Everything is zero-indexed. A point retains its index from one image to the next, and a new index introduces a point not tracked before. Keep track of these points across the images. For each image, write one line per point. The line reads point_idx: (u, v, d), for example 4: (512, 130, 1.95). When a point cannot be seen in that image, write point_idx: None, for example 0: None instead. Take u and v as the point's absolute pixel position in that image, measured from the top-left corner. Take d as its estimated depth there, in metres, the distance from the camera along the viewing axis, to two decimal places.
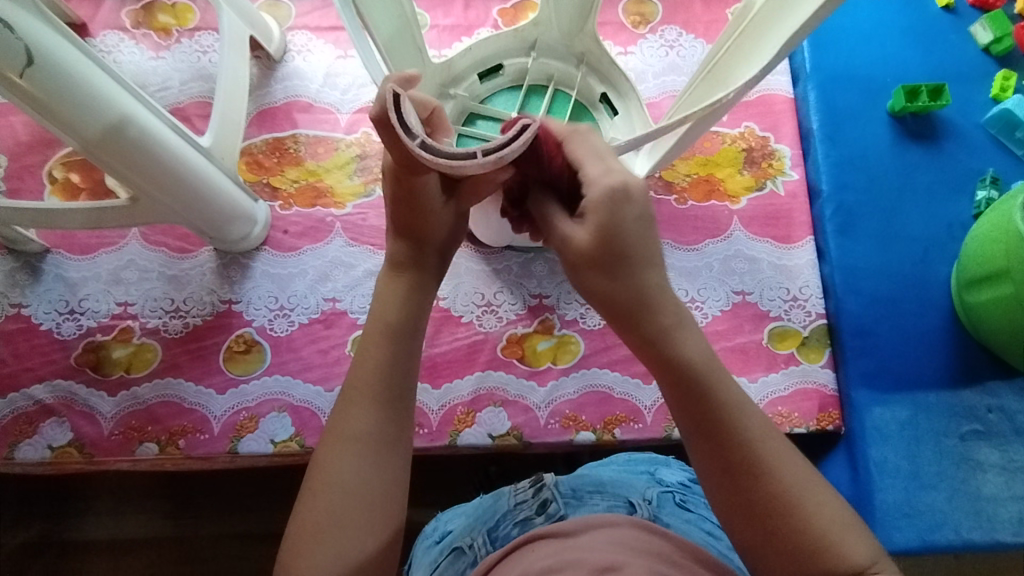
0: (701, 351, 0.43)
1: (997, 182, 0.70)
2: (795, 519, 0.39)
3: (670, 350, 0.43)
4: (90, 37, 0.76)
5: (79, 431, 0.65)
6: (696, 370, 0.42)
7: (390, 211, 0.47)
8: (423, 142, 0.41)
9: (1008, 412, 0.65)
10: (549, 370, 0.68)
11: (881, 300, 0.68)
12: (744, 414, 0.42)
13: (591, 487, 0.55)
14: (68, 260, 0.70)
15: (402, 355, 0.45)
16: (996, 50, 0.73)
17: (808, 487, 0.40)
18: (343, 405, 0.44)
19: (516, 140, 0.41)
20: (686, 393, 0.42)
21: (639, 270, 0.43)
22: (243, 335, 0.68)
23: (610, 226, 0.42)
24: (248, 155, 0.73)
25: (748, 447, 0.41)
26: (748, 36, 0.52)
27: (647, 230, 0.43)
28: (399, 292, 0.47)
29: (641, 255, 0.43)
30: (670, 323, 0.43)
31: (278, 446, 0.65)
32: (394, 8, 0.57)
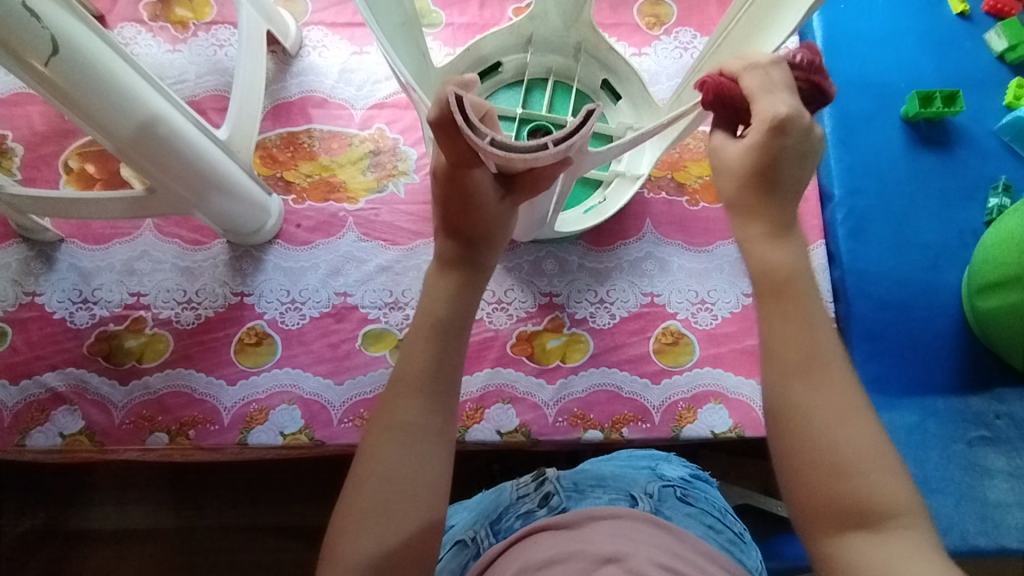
0: (792, 262, 0.44)
1: (1009, 190, 0.70)
2: (833, 435, 0.39)
3: (770, 252, 0.44)
4: (108, 28, 0.77)
5: (90, 420, 0.65)
6: (783, 275, 0.43)
7: (442, 210, 0.50)
8: (492, 140, 0.41)
9: (1016, 419, 0.65)
10: (559, 368, 0.68)
11: (891, 305, 0.68)
12: (817, 326, 0.42)
13: (592, 481, 0.55)
14: (82, 251, 0.70)
15: (448, 350, 0.46)
16: (1011, 58, 0.73)
17: (857, 413, 0.39)
18: (394, 391, 0.44)
19: (586, 125, 0.41)
20: (774, 290, 0.43)
21: (781, 194, 0.45)
22: (254, 327, 0.68)
23: (767, 149, 0.43)
24: (263, 148, 0.73)
25: (809, 353, 0.41)
26: (760, 7, 0.51)
27: (799, 162, 0.45)
28: (448, 289, 0.48)
29: (789, 182, 0.45)
30: (765, 233, 0.45)
31: (287, 438, 0.65)
32: (396, 7, 0.57)
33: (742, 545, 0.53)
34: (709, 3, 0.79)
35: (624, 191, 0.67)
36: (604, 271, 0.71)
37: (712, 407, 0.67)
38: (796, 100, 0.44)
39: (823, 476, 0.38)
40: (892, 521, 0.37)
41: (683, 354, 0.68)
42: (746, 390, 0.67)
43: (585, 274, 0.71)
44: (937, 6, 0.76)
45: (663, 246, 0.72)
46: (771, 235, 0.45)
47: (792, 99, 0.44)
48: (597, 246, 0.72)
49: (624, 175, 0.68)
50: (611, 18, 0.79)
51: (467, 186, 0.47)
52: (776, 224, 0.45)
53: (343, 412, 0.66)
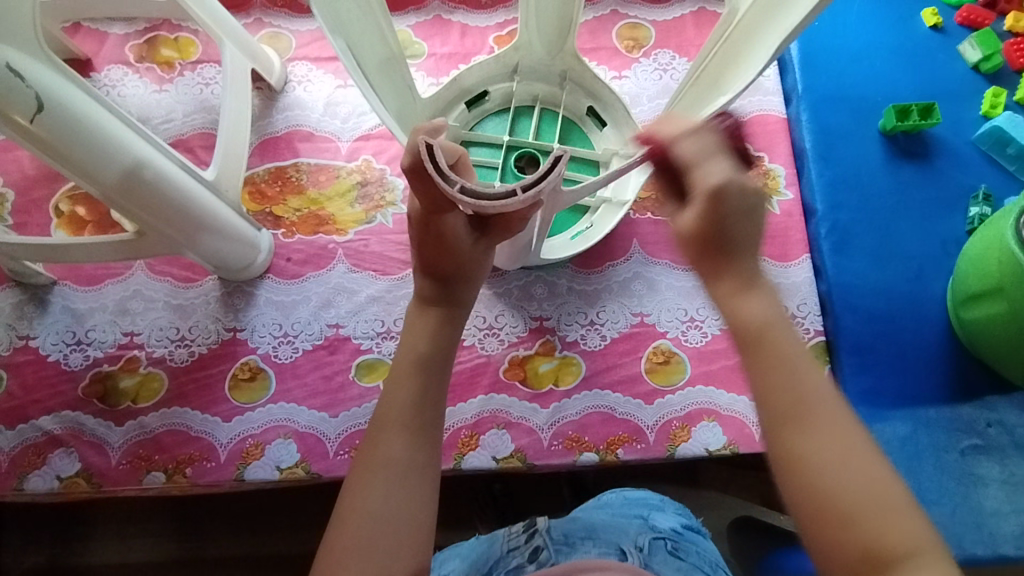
0: (770, 312, 0.41)
1: (989, 198, 0.71)
2: (836, 494, 0.36)
3: (741, 305, 0.41)
4: (95, 72, 0.78)
5: (87, 462, 0.65)
6: (754, 329, 0.40)
7: (418, 250, 0.50)
8: (462, 187, 0.42)
9: (1008, 426, 0.65)
10: (552, 392, 0.69)
11: (878, 317, 0.69)
12: (803, 378, 0.39)
13: (583, 534, 0.54)
14: (75, 292, 0.71)
15: (433, 383, 0.47)
16: (986, 68, 0.74)
17: (860, 465, 0.36)
18: (379, 426, 0.45)
19: (551, 173, 0.42)
20: (747, 342, 0.40)
21: (739, 253, 0.43)
22: (247, 362, 0.69)
23: (717, 217, 0.42)
24: (252, 184, 0.74)
25: (791, 409, 0.38)
26: (736, 41, 0.53)
27: (749, 218, 0.43)
28: (434, 322, 0.48)
29: (744, 241, 0.43)
30: (734, 285, 0.42)
31: (284, 472, 0.65)
32: (380, 43, 0.57)
33: None
34: (686, 24, 0.80)
35: (610, 218, 0.69)
36: (592, 293, 0.72)
37: (706, 425, 0.67)
38: (733, 160, 0.44)
39: (829, 528, 0.36)
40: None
41: (675, 373, 0.69)
42: (740, 407, 0.68)
43: (574, 297, 0.72)
44: (910, 19, 0.78)
45: (651, 266, 0.73)
46: (739, 289, 0.42)
47: (729, 161, 0.44)
48: (585, 267, 0.73)
49: (611, 201, 0.69)
50: (590, 42, 0.81)
51: (443, 232, 0.48)
52: (745, 278, 0.42)
53: (339, 444, 0.66)
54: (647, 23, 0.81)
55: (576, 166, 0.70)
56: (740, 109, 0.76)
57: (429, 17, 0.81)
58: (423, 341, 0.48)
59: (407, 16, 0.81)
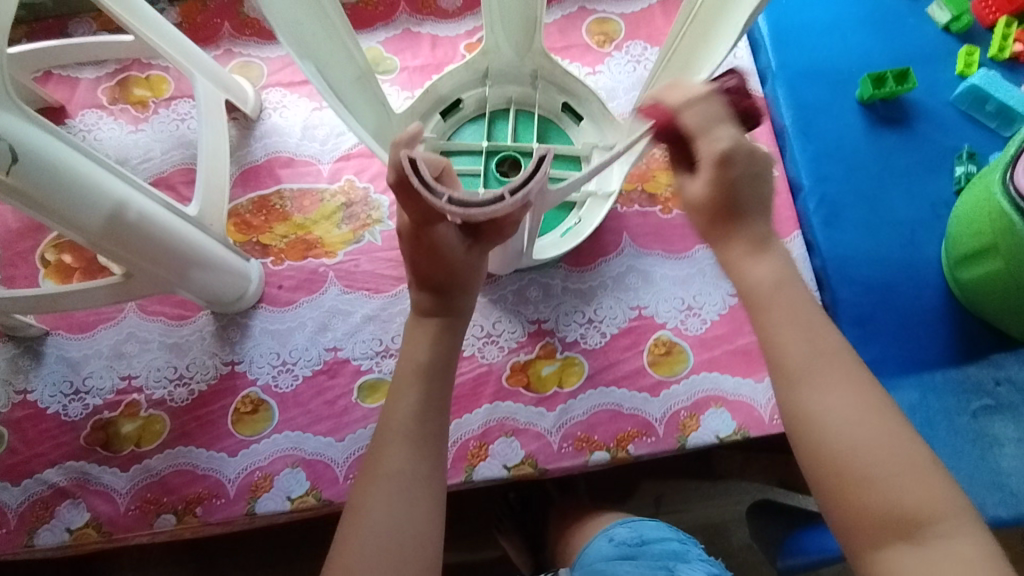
0: (773, 273, 0.42)
1: (974, 156, 0.70)
2: (855, 443, 0.37)
3: (750, 267, 0.42)
4: (69, 118, 0.78)
5: (96, 511, 0.65)
6: (766, 293, 0.41)
7: (412, 266, 0.49)
8: (449, 199, 0.42)
9: (1016, 383, 0.65)
10: (557, 395, 0.68)
11: (875, 287, 0.68)
12: (811, 334, 0.40)
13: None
14: (68, 341, 0.70)
15: (435, 393, 0.46)
16: (956, 28, 0.75)
17: (878, 421, 0.38)
18: (383, 437, 0.45)
19: (538, 174, 0.42)
20: (756, 305, 0.42)
21: (751, 215, 0.43)
22: (248, 395, 0.68)
23: (727, 182, 0.42)
24: (236, 216, 0.74)
25: (809, 370, 0.39)
26: (703, 21, 0.53)
27: (756, 183, 0.43)
28: (427, 336, 0.48)
29: (755, 203, 0.43)
30: (746, 248, 0.43)
31: (295, 502, 0.64)
32: (349, 63, 0.57)
33: None
34: (655, 14, 0.80)
35: (598, 211, 0.69)
36: (587, 291, 0.71)
37: (714, 412, 0.67)
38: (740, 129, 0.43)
39: (846, 484, 0.37)
40: (927, 523, 0.36)
41: (678, 363, 0.68)
42: (746, 391, 0.67)
43: (570, 297, 0.71)
44: None
45: (643, 257, 0.72)
46: (750, 249, 0.43)
47: (735, 129, 0.43)
48: (577, 266, 0.72)
49: (597, 194, 0.69)
50: (561, 41, 0.80)
51: (433, 244, 0.47)
52: (757, 237, 0.43)
53: (348, 468, 0.66)
54: (616, 16, 0.81)
55: (559, 164, 0.70)
56: None
57: (398, 32, 0.81)
58: (420, 351, 0.47)
59: (376, 33, 0.81)
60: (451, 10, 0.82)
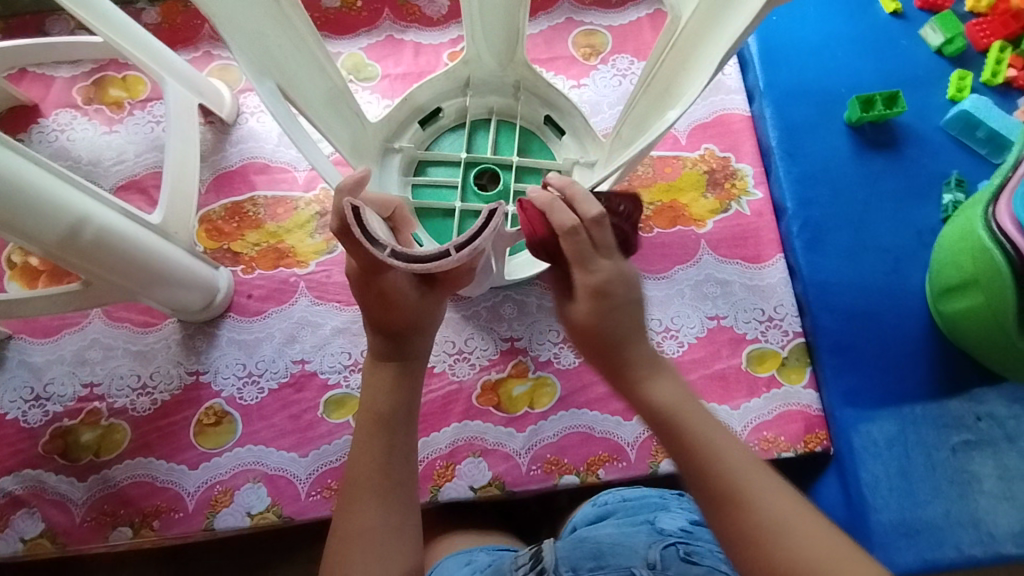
0: (672, 394, 0.43)
1: (962, 184, 0.69)
2: (788, 558, 0.36)
3: (647, 389, 0.44)
4: (42, 116, 0.76)
5: (50, 521, 0.63)
6: (668, 412, 0.43)
7: (364, 308, 0.47)
8: (393, 252, 0.41)
9: (998, 418, 0.63)
10: (527, 415, 0.66)
11: (857, 314, 0.67)
12: (727, 449, 0.40)
13: (590, 564, 0.51)
14: (32, 345, 0.68)
15: (400, 443, 0.46)
16: (949, 51, 0.73)
17: (802, 521, 0.38)
18: (352, 494, 0.44)
19: (486, 230, 0.42)
20: (664, 430, 0.42)
21: (628, 340, 0.45)
22: (212, 407, 0.66)
23: (603, 312, 0.46)
24: (208, 222, 0.72)
25: (724, 480, 0.39)
26: (682, 46, 0.52)
27: (631, 312, 0.46)
28: (386, 381, 0.47)
29: (626, 331, 0.46)
30: (641, 372, 0.45)
31: (255, 519, 0.63)
32: (320, 76, 0.56)
33: None
34: (644, 28, 0.79)
35: None
36: None
37: None
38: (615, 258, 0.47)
39: None
40: None
41: None
42: (721, 417, 0.65)
43: (545, 315, 0.70)
44: (868, 7, 0.76)
45: None
46: (638, 374, 0.44)
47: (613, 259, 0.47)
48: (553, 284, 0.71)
49: None
50: (546, 52, 0.79)
51: (384, 287, 0.45)
52: (649, 361, 0.45)
53: (311, 485, 0.64)
54: (603, 29, 0.79)
55: (536, 178, 0.68)
56: (702, 109, 0.75)
57: (381, 38, 0.79)
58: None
59: (359, 38, 0.79)
60: (436, 18, 0.80)
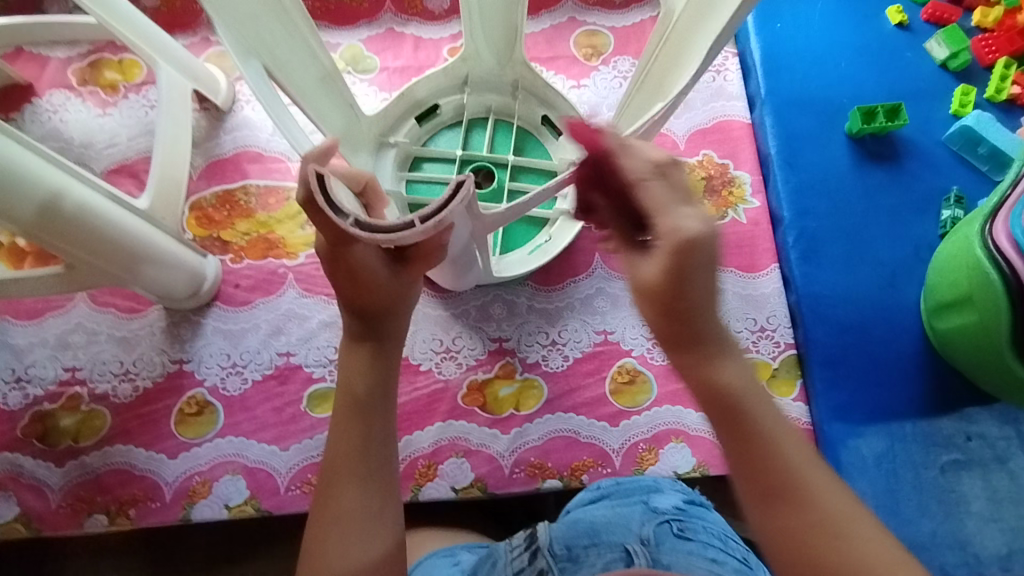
0: (741, 377, 0.41)
1: (961, 201, 0.68)
2: (837, 555, 0.37)
3: (713, 371, 0.40)
4: (36, 96, 0.75)
5: (26, 505, 0.62)
6: (733, 397, 0.40)
7: (337, 288, 0.46)
8: (356, 222, 0.40)
9: (988, 439, 0.63)
10: (513, 417, 0.66)
11: (850, 328, 0.66)
12: (783, 441, 0.39)
13: (585, 542, 0.51)
14: (14, 327, 0.68)
15: (378, 424, 0.45)
16: (953, 66, 0.72)
17: (848, 518, 0.37)
18: (332, 478, 0.44)
19: (453, 200, 0.41)
20: (724, 415, 0.40)
21: (694, 310, 0.40)
22: (194, 396, 0.66)
23: (678, 273, 0.39)
24: (198, 209, 0.71)
25: (780, 471, 0.38)
26: (675, 43, 0.51)
27: (709, 274, 0.40)
28: (362, 361, 0.46)
29: (699, 297, 0.40)
30: (709, 352, 0.41)
31: (232, 511, 0.62)
32: (312, 63, 0.55)
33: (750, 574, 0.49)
34: (647, 30, 0.78)
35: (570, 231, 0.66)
36: (554, 312, 0.69)
37: (673, 447, 0.64)
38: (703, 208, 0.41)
39: None
40: None
41: (641, 393, 0.66)
42: (708, 427, 0.65)
43: (535, 317, 0.69)
44: (874, 18, 0.75)
45: (613, 281, 0.70)
46: (707, 354, 0.41)
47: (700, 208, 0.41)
48: (545, 285, 0.70)
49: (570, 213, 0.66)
50: (547, 51, 0.78)
51: (352, 262, 0.44)
52: (718, 341, 0.41)
53: (291, 479, 0.63)
54: (606, 30, 0.78)
55: (531, 178, 0.67)
56: (703, 114, 0.74)
57: (381, 30, 0.79)
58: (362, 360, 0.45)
59: (359, 30, 0.79)
60: (437, 12, 0.79)
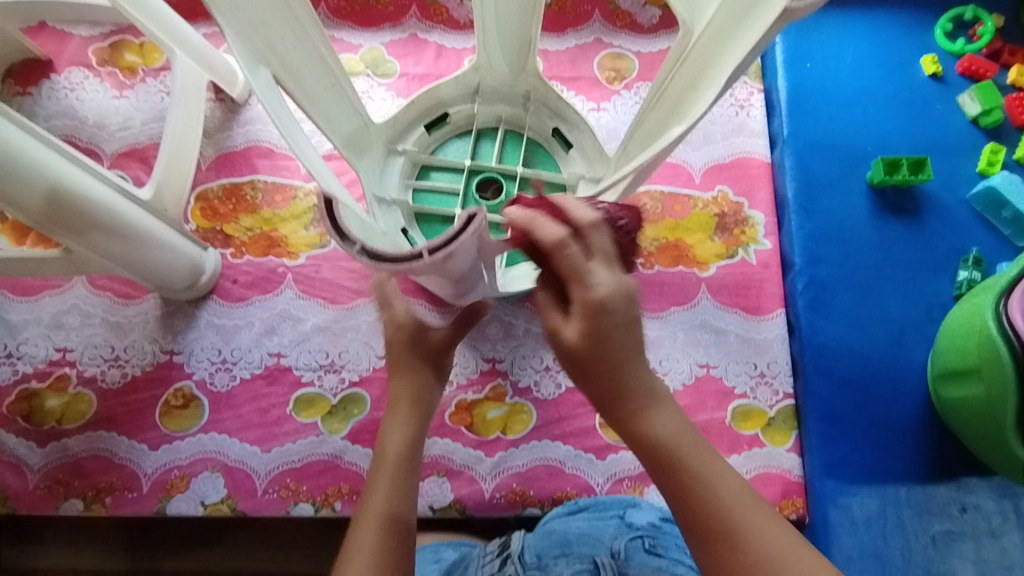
0: (673, 427, 0.38)
1: (980, 263, 0.66)
2: None
3: (651, 423, 0.38)
4: (55, 73, 0.75)
5: (4, 483, 0.62)
6: (670, 451, 0.37)
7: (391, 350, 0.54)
8: (363, 248, 0.41)
9: (984, 512, 0.61)
10: (498, 441, 0.65)
11: (853, 382, 0.64)
12: (717, 489, 0.37)
13: (556, 552, 0.50)
14: (10, 302, 0.67)
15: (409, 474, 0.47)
16: (985, 122, 0.70)
17: (792, 552, 0.36)
18: (370, 484, 0.46)
19: (463, 233, 0.41)
20: (663, 469, 0.37)
21: (629, 363, 0.38)
22: (181, 388, 0.65)
23: (598, 333, 0.37)
24: (203, 200, 0.71)
25: (720, 524, 0.36)
26: (691, 64, 0.49)
27: (630, 328, 0.38)
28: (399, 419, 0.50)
29: (626, 354, 0.38)
30: (640, 403, 0.38)
31: (207, 509, 0.62)
32: (322, 70, 0.54)
33: None
34: None
35: None
36: None
37: (659, 487, 0.63)
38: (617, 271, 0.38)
39: None
40: None
41: None
42: None
43: (531, 340, 0.68)
44: (907, 66, 0.73)
45: None
46: (642, 407, 0.38)
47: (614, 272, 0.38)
48: None
49: None
50: (570, 70, 0.77)
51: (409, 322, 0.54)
52: (648, 392, 0.38)
53: (269, 482, 0.63)
54: (631, 54, 0.77)
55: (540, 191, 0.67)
56: (722, 149, 0.72)
57: (404, 35, 0.78)
58: (401, 383, 0.52)
59: (382, 33, 0.78)
60: (463, 22, 0.79)
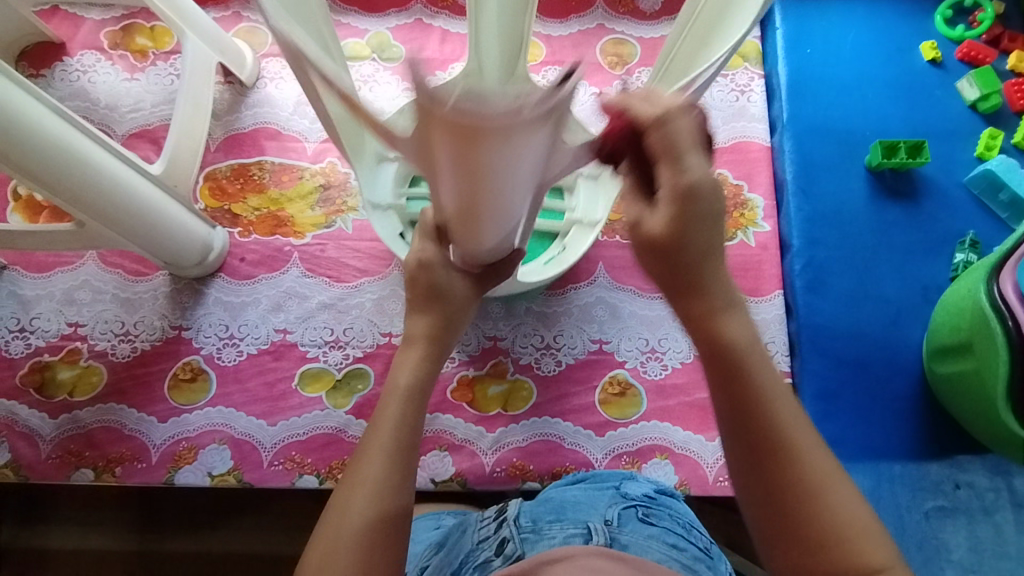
0: (747, 336, 0.40)
1: (977, 245, 0.67)
2: (809, 509, 0.36)
3: (716, 326, 0.39)
4: (68, 55, 0.77)
5: (17, 453, 0.64)
6: (739, 354, 0.39)
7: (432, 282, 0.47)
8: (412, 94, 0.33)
9: (977, 489, 0.62)
10: (499, 416, 0.66)
11: (849, 363, 0.65)
12: (774, 402, 0.38)
13: (550, 517, 0.51)
14: (24, 278, 0.69)
15: (416, 416, 0.43)
16: (983, 108, 0.71)
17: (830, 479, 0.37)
18: (379, 411, 0.44)
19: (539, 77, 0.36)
20: (726, 368, 0.39)
21: (706, 261, 0.39)
22: (189, 363, 0.67)
23: (684, 219, 0.37)
24: (212, 180, 0.72)
25: (773, 432, 0.38)
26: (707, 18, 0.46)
27: (714, 225, 0.38)
28: (411, 359, 0.46)
29: (701, 249, 0.39)
30: (717, 306, 0.40)
31: (214, 479, 0.63)
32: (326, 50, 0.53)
33: (707, 562, 0.49)
34: None
35: (584, 238, 0.65)
36: (551, 316, 0.69)
37: (656, 463, 0.64)
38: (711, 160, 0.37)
39: (799, 553, 0.36)
40: None
41: (630, 406, 0.66)
42: (695, 447, 0.65)
43: (532, 319, 0.69)
44: (907, 52, 0.74)
45: (615, 291, 0.70)
46: (712, 311, 0.40)
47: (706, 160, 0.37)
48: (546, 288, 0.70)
49: (582, 222, 0.65)
50: (573, 55, 0.78)
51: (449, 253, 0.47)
52: (722, 298, 0.40)
53: (274, 454, 0.64)
54: (633, 40, 0.78)
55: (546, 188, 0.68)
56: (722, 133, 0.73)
57: (410, 20, 0.79)
58: (417, 323, 0.47)
59: (388, 18, 0.79)
60: None
